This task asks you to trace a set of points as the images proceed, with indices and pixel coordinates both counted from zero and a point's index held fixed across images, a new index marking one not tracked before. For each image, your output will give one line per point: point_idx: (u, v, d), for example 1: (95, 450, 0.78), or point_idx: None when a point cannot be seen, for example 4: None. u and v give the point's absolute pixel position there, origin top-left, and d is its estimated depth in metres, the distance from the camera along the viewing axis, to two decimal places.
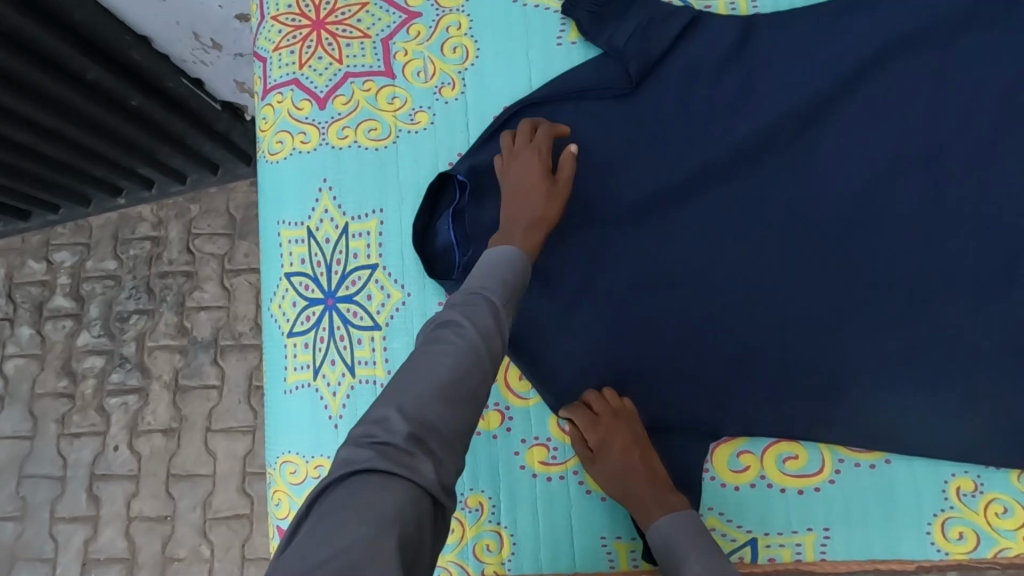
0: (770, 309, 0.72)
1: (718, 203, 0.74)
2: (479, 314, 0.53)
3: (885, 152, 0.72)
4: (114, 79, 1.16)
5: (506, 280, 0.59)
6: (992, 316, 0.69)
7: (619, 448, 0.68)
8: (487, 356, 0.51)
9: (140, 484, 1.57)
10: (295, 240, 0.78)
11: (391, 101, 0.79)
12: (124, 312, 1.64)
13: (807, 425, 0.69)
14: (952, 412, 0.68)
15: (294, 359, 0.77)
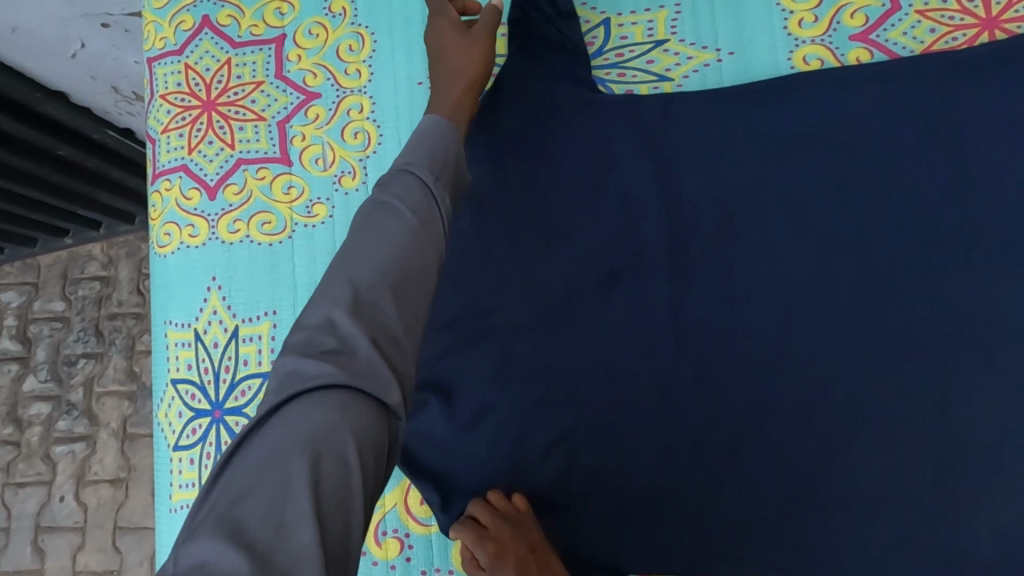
0: (705, 413, 0.66)
1: (647, 308, 0.68)
2: (412, 194, 0.46)
3: (829, 254, 0.66)
4: (35, 135, 1.08)
5: (437, 154, 0.50)
6: (938, 441, 0.63)
7: (514, 564, 0.60)
8: (427, 238, 0.44)
9: (87, 537, 1.51)
10: (181, 343, 0.72)
11: (287, 191, 0.72)
12: (72, 355, 1.57)
13: (734, 556, 0.64)
14: (890, 546, 0.63)
15: (179, 475, 0.71)
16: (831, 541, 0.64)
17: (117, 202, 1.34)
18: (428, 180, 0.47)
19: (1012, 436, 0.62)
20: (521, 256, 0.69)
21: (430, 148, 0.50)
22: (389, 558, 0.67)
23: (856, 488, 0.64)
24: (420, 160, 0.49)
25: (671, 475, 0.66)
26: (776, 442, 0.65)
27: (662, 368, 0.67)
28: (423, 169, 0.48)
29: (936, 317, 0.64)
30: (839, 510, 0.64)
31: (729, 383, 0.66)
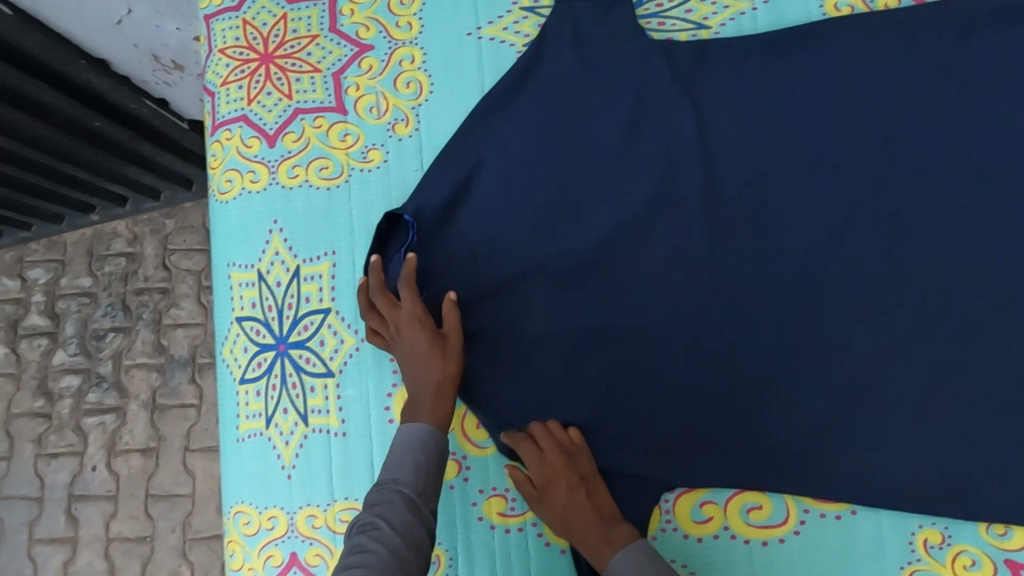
0: (749, 338, 0.70)
1: (692, 240, 0.72)
2: (395, 512, 0.57)
3: (861, 191, 0.70)
4: (71, 104, 1.12)
5: (418, 464, 0.62)
6: (970, 361, 0.67)
7: (564, 488, 0.65)
8: (408, 532, 0.56)
9: (119, 505, 1.54)
10: (245, 283, 0.76)
11: (343, 139, 0.76)
12: (101, 329, 1.60)
13: (773, 476, 0.68)
14: (931, 458, 0.66)
15: (246, 407, 0.75)
16: (871, 460, 0.67)
17: (145, 176, 1.39)
18: (413, 495, 0.59)
19: None
20: (567, 196, 0.73)
21: (413, 462, 0.62)
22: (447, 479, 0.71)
23: (892, 408, 0.67)
24: (406, 474, 0.61)
25: (715, 400, 0.69)
26: (815, 367, 0.69)
27: (705, 298, 0.71)
28: (408, 483, 0.60)
29: (964, 246, 0.68)
30: (876, 429, 0.67)
31: (769, 313, 0.70)
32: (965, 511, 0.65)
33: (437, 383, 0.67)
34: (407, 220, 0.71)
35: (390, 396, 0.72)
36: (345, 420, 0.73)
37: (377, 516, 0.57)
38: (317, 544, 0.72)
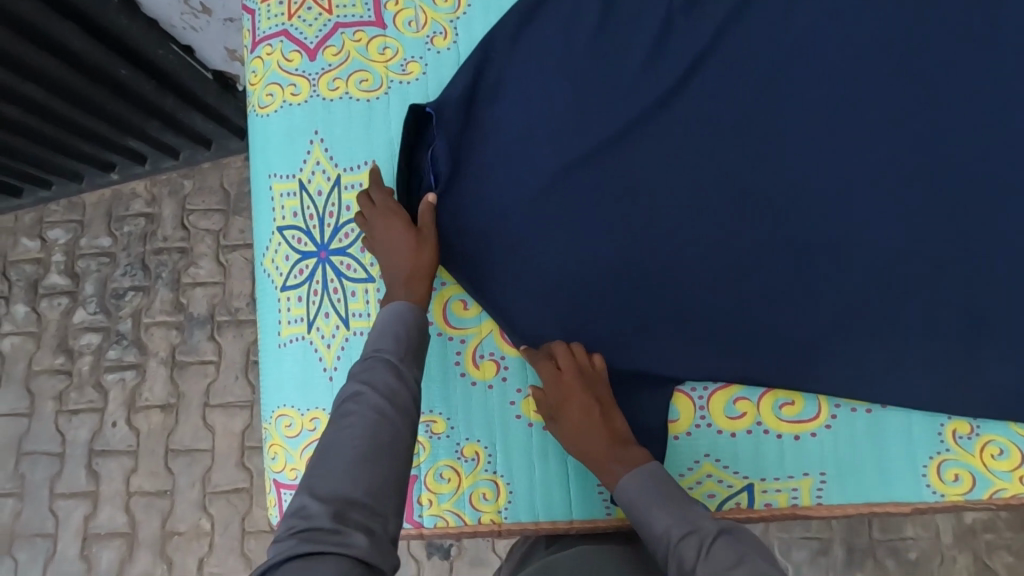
0: (788, 233, 0.70)
1: (730, 139, 0.73)
2: (377, 376, 0.59)
3: (898, 101, 0.71)
4: (99, 50, 1.11)
5: (399, 335, 0.63)
6: (1011, 262, 0.67)
7: (578, 409, 0.67)
8: (391, 394, 0.58)
9: (140, 460, 1.49)
10: (287, 193, 0.78)
11: (383, 52, 0.78)
12: (120, 289, 1.55)
13: (816, 371, 0.68)
14: (971, 345, 0.67)
15: (288, 312, 0.77)
16: (913, 351, 0.67)
17: (166, 135, 1.38)
18: (395, 360, 0.60)
19: None
20: (604, 107, 0.74)
21: (393, 332, 0.63)
22: (486, 378, 0.73)
23: (933, 311, 0.67)
24: (388, 344, 0.62)
25: (754, 304, 0.70)
26: (856, 272, 0.69)
27: (743, 206, 0.71)
28: (388, 349, 0.61)
29: (1002, 151, 0.69)
30: (918, 330, 0.67)
31: (808, 220, 0.70)
32: (1005, 402, 0.66)
33: (410, 270, 0.69)
34: (430, 114, 0.75)
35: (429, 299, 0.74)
36: None
37: (362, 383, 0.58)
38: None
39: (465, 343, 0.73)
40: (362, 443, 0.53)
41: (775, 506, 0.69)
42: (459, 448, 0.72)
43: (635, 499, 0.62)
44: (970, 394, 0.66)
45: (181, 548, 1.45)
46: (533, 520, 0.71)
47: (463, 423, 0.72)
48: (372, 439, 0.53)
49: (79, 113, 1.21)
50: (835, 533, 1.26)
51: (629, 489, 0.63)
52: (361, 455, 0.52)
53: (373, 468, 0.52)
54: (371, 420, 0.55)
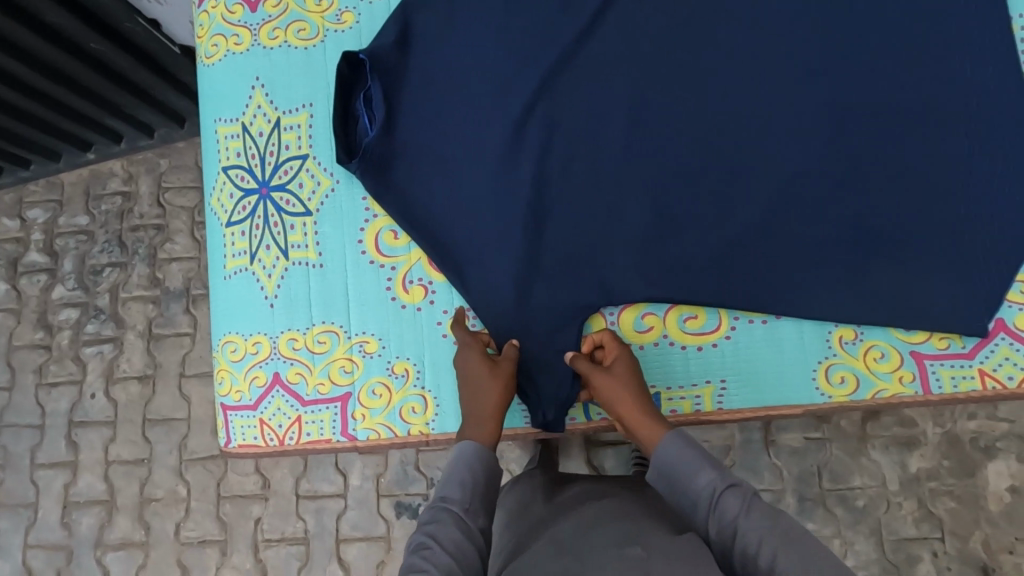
0: (689, 163, 0.76)
1: (638, 77, 0.78)
2: (443, 532, 0.62)
3: (798, 36, 0.76)
4: (74, 24, 1.14)
5: (465, 481, 0.67)
6: (903, 181, 0.72)
7: (631, 368, 0.73)
8: (457, 549, 0.61)
9: (118, 430, 1.53)
10: (231, 135, 0.83)
11: (319, 3, 0.83)
12: (98, 266, 1.58)
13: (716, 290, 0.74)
14: (855, 262, 0.72)
15: (232, 246, 0.82)
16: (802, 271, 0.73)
17: (141, 110, 1.42)
18: (461, 512, 0.65)
19: (958, 159, 0.72)
20: (528, 49, 0.80)
21: (459, 478, 0.67)
22: (415, 302, 0.78)
23: (828, 228, 0.73)
24: (455, 491, 0.66)
25: (666, 227, 0.75)
26: (760, 194, 0.74)
27: (650, 140, 0.77)
28: (456, 501, 0.65)
29: (896, 77, 0.73)
30: (814, 246, 0.73)
31: (718, 150, 0.76)
32: (886, 311, 0.71)
33: (483, 404, 0.72)
34: (363, 60, 0.79)
35: (363, 231, 0.80)
36: (323, 253, 0.80)
37: (429, 535, 0.62)
38: (297, 364, 0.79)
39: (396, 270, 0.79)
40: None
41: (680, 412, 0.75)
42: (390, 365, 0.78)
43: (681, 449, 0.67)
44: (861, 304, 0.72)
45: (158, 514, 1.48)
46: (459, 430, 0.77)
47: (394, 343, 0.78)
48: None
49: (52, 85, 1.24)
50: (788, 484, 1.26)
51: (676, 439, 0.67)
52: None
53: None
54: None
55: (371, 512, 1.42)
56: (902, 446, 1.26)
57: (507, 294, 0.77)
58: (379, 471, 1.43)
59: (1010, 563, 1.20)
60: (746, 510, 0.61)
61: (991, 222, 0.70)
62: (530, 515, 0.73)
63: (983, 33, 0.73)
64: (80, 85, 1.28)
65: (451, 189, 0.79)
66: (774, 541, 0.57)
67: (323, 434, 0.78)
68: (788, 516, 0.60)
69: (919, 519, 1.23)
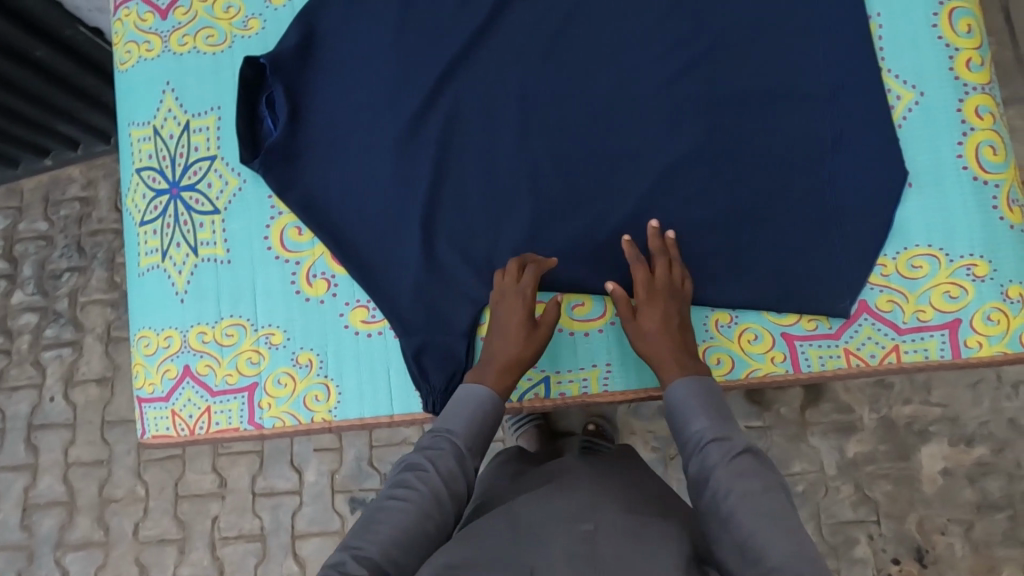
0: (584, 158, 0.80)
1: (536, 74, 0.81)
2: (442, 461, 0.66)
3: (679, 29, 0.80)
4: (16, 31, 1.10)
5: (474, 421, 0.70)
6: (777, 166, 0.76)
7: (660, 313, 0.72)
8: (451, 478, 0.65)
9: (78, 432, 1.46)
10: (143, 138, 0.87)
11: (226, 11, 0.87)
12: (57, 270, 1.52)
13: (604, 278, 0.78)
14: (738, 248, 0.76)
15: (145, 245, 0.85)
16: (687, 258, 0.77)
17: (95, 116, 1.37)
18: (462, 447, 0.68)
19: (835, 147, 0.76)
20: (429, 48, 0.83)
21: (468, 416, 0.70)
22: (319, 295, 0.82)
23: (712, 215, 0.77)
24: (460, 429, 0.69)
25: (559, 216, 0.79)
26: (648, 183, 0.78)
27: (548, 134, 0.80)
28: (460, 435, 0.68)
29: (771, 67, 0.77)
30: (695, 228, 0.77)
31: (632, 153, 0.79)
32: (761, 294, 0.75)
33: (512, 361, 0.73)
34: (264, 64, 0.82)
35: (269, 227, 0.83)
36: (230, 250, 0.83)
37: (427, 460, 0.66)
38: (206, 356, 0.82)
39: (300, 264, 0.82)
40: (410, 516, 0.61)
41: (568, 395, 0.79)
42: (294, 355, 0.81)
43: (688, 395, 0.67)
44: (738, 284, 0.76)
45: (118, 514, 1.41)
46: (359, 417, 0.80)
47: (299, 334, 0.81)
48: (412, 511, 0.62)
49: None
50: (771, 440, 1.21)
51: (688, 383, 0.68)
52: (402, 530, 0.60)
53: (409, 542, 0.60)
54: (424, 502, 0.62)
55: (327, 508, 1.36)
56: (839, 431, 1.22)
57: (412, 280, 0.79)
58: (334, 466, 1.39)
59: (943, 544, 1.17)
60: (728, 461, 0.61)
61: (856, 205, 0.75)
62: (524, 475, 0.75)
63: (850, 22, 0.76)
64: (30, 94, 1.23)
65: (359, 184, 0.82)
66: (743, 496, 0.58)
67: (231, 423, 0.81)
68: (770, 477, 0.60)
69: (855, 502, 1.19)
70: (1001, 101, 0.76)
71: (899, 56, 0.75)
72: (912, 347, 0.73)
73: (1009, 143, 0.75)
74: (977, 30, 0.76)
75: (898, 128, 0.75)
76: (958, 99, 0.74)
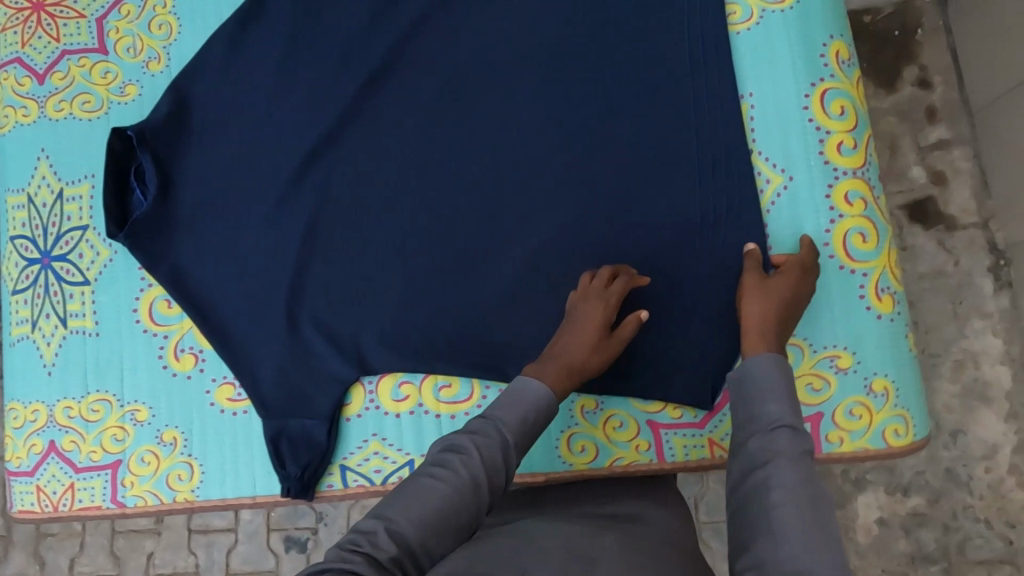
0: (453, 239, 0.78)
1: (407, 154, 0.80)
2: (489, 448, 0.55)
3: (550, 111, 0.78)
4: None
5: (527, 417, 0.60)
6: (649, 247, 0.74)
7: (784, 294, 0.67)
8: (497, 468, 0.55)
9: None
10: (17, 206, 0.85)
11: (104, 76, 0.85)
12: None
13: (467, 362, 0.76)
14: None
15: (15, 315, 0.84)
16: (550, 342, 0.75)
17: None
18: (510, 437, 0.57)
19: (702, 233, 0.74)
20: (301, 125, 0.81)
21: (521, 409, 0.60)
22: (185, 370, 0.80)
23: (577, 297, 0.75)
24: (511, 419, 0.59)
25: (427, 292, 0.78)
26: (516, 266, 0.77)
27: (418, 216, 0.79)
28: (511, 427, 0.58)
29: (645, 146, 0.76)
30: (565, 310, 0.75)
31: (500, 235, 0.77)
32: (622, 381, 0.74)
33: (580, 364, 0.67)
34: (133, 136, 0.81)
35: (138, 299, 0.82)
36: (99, 322, 0.82)
37: (472, 443, 0.55)
38: (72, 431, 0.81)
39: (168, 338, 0.81)
40: (446, 502, 0.51)
41: None
42: (159, 433, 0.80)
43: (770, 365, 0.59)
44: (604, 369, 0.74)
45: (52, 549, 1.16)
46: (221, 498, 0.78)
47: (164, 410, 0.80)
48: (450, 492, 0.51)
49: None
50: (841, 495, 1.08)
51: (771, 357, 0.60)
52: (435, 513, 0.50)
53: (442, 527, 0.50)
54: (464, 488, 0.52)
55: (262, 545, 1.13)
56: None
57: (277, 361, 0.78)
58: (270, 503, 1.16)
59: None
60: (791, 449, 0.51)
61: (725, 291, 0.73)
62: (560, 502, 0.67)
63: (718, 104, 0.75)
64: None
65: (227, 258, 0.81)
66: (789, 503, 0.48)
67: (94, 500, 0.80)
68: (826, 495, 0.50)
69: None
70: (876, 184, 0.74)
71: (769, 139, 0.74)
72: None
73: (883, 230, 0.73)
74: (852, 111, 0.74)
75: (766, 213, 0.73)
76: (827, 184, 0.72)
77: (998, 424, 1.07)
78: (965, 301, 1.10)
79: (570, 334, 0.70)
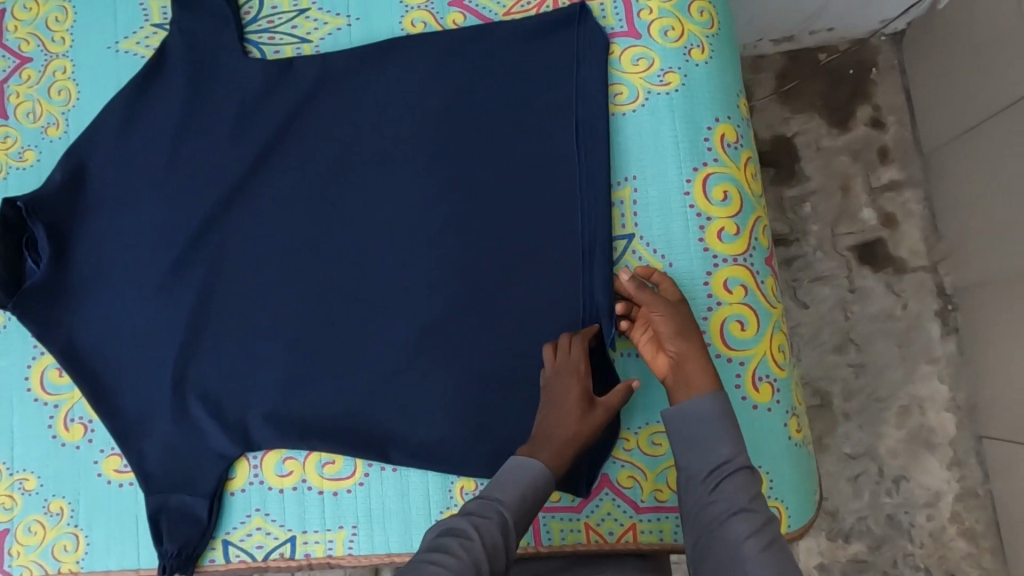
0: (339, 313, 0.78)
1: (297, 225, 0.80)
2: (488, 531, 0.58)
3: (438, 187, 0.78)
4: None
5: (525, 495, 0.62)
6: (532, 328, 0.74)
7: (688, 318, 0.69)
8: (496, 551, 0.58)
9: None
10: None
11: (4, 140, 0.85)
12: None
13: (348, 441, 0.75)
14: (483, 417, 0.74)
15: None
16: (431, 423, 0.75)
17: None
18: (511, 520, 0.60)
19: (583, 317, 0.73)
20: (194, 195, 0.81)
21: (520, 488, 0.62)
22: (75, 440, 0.80)
23: (458, 379, 0.75)
24: (509, 498, 0.61)
25: (312, 367, 0.77)
26: (399, 344, 0.76)
27: (305, 290, 0.79)
28: (510, 509, 0.61)
29: (530, 226, 0.75)
30: (447, 390, 0.75)
31: (385, 311, 0.77)
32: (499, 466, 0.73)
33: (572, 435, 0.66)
34: (22, 206, 0.80)
35: (29, 367, 0.82)
36: None
37: (473, 527, 0.58)
38: None
39: (58, 408, 0.81)
40: None
41: (313, 556, 0.76)
42: (46, 503, 0.80)
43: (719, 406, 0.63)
44: (485, 449, 0.74)
45: None
46: (105, 570, 0.78)
47: (52, 479, 0.80)
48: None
49: None
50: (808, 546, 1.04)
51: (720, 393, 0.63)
52: None
53: None
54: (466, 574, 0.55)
55: None
56: None
57: (162, 434, 0.78)
58: None
59: None
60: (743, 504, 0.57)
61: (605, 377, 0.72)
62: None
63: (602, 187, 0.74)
64: None
65: (117, 329, 0.81)
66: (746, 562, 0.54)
67: None
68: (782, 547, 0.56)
69: None
70: (760, 270, 0.73)
71: (650, 224, 0.74)
72: (649, 527, 0.72)
73: (766, 318, 0.72)
74: (734, 196, 0.73)
75: None
76: (706, 271, 0.72)
77: (942, 470, 1.04)
78: (916, 342, 1.07)
79: (555, 411, 0.67)
